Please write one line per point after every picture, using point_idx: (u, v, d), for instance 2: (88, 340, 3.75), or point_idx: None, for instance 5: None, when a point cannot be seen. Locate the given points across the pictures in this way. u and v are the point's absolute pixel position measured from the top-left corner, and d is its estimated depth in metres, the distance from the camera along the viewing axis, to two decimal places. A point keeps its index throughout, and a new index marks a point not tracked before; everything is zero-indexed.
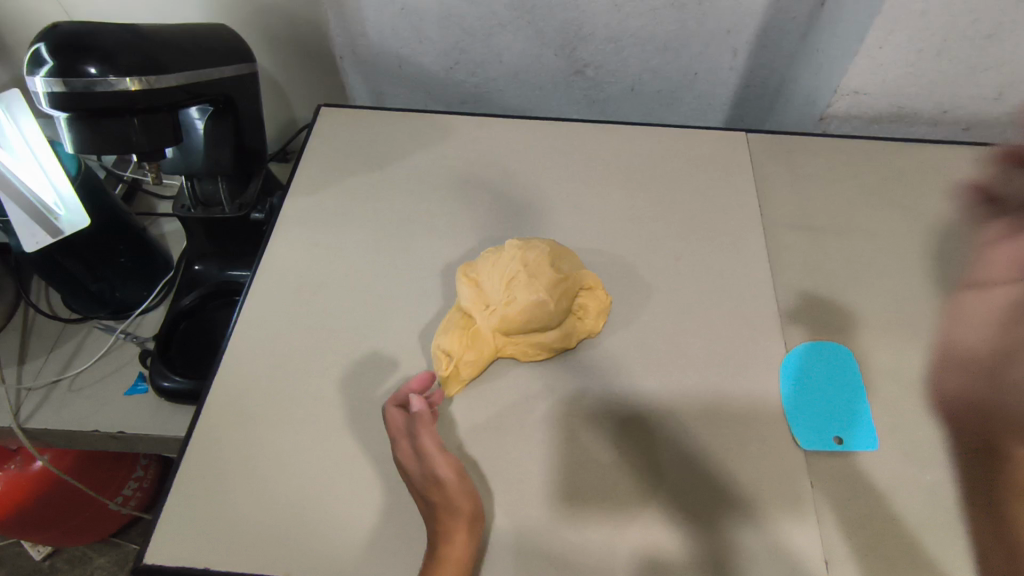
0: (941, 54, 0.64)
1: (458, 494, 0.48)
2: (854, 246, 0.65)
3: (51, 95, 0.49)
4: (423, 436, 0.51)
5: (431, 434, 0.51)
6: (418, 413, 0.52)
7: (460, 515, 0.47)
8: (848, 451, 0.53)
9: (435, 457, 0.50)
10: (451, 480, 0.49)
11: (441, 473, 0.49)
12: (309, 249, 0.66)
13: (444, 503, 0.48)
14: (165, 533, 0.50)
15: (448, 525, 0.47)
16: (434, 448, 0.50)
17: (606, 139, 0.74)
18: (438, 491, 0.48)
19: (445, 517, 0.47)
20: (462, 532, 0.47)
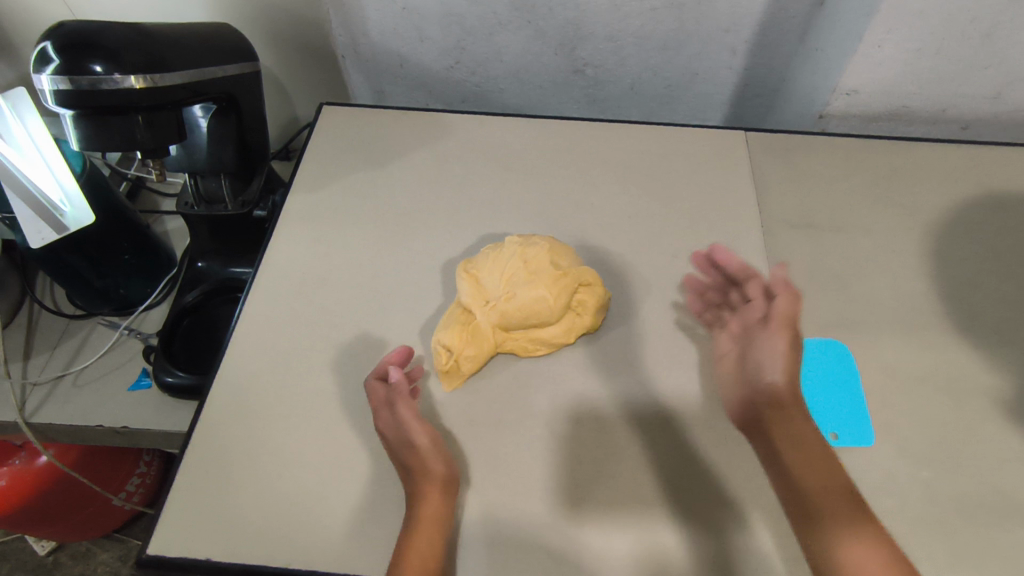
0: (939, 53, 0.64)
1: (432, 458, 0.50)
2: (852, 243, 0.66)
3: (58, 93, 0.50)
4: (398, 404, 0.52)
5: (406, 403, 0.52)
6: (395, 385, 0.53)
7: (434, 479, 0.49)
8: (846, 446, 0.53)
9: (410, 424, 0.51)
10: (425, 445, 0.50)
11: (416, 438, 0.50)
12: (311, 246, 0.67)
13: (418, 468, 0.49)
14: (169, 525, 0.50)
15: (421, 487, 0.48)
16: (409, 416, 0.52)
17: (606, 138, 0.75)
18: (413, 456, 0.50)
19: (419, 481, 0.48)
20: (434, 495, 0.48)
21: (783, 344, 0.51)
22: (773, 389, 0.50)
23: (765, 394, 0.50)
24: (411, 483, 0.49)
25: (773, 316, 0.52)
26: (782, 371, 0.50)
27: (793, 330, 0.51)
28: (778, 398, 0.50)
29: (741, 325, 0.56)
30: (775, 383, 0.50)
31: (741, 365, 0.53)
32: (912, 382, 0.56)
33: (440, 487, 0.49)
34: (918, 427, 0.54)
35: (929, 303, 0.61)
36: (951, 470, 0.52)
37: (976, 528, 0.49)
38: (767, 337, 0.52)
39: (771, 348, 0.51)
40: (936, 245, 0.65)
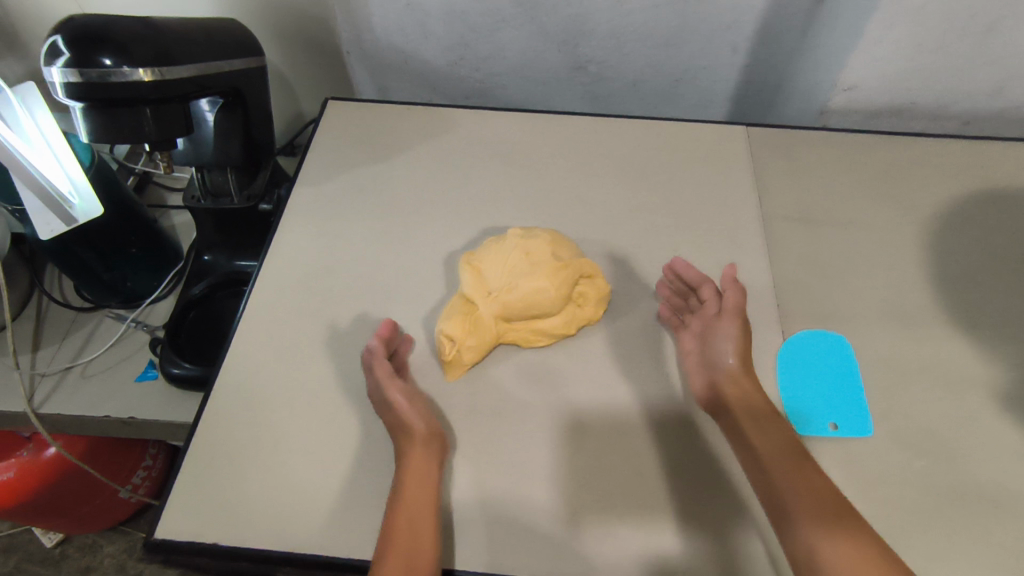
0: (940, 48, 0.64)
1: (412, 416, 0.52)
2: (852, 237, 0.66)
3: (68, 85, 0.50)
4: (375, 367, 0.55)
5: (383, 366, 0.55)
6: (374, 350, 0.56)
7: (415, 437, 0.51)
8: (844, 437, 0.53)
9: (387, 386, 0.53)
10: (401, 403, 0.52)
11: (392, 398, 0.53)
12: (315, 239, 0.68)
13: (401, 428, 0.51)
14: (176, 511, 0.51)
15: (404, 445, 0.50)
16: (386, 378, 0.54)
17: (608, 133, 0.75)
18: (394, 416, 0.52)
19: (403, 440, 0.51)
20: (417, 451, 0.50)
21: (735, 330, 0.55)
22: (733, 373, 0.53)
23: (728, 379, 0.53)
24: (398, 444, 0.51)
25: (726, 309, 0.56)
26: (735, 355, 0.54)
27: (742, 318, 0.56)
28: (738, 378, 0.53)
29: (700, 323, 0.58)
30: (731, 367, 0.54)
31: (702, 358, 0.56)
32: (911, 373, 0.57)
33: (421, 444, 0.50)
34: (916, 418, 0.54)
35: (928, 297, 0.62)
36: (947, 462, 0.52)
37: (972, 518, 0.50)
38: (726, 327, 0.55)
39: (725, 336, 0.55)
40: (935, 239, 0.66)
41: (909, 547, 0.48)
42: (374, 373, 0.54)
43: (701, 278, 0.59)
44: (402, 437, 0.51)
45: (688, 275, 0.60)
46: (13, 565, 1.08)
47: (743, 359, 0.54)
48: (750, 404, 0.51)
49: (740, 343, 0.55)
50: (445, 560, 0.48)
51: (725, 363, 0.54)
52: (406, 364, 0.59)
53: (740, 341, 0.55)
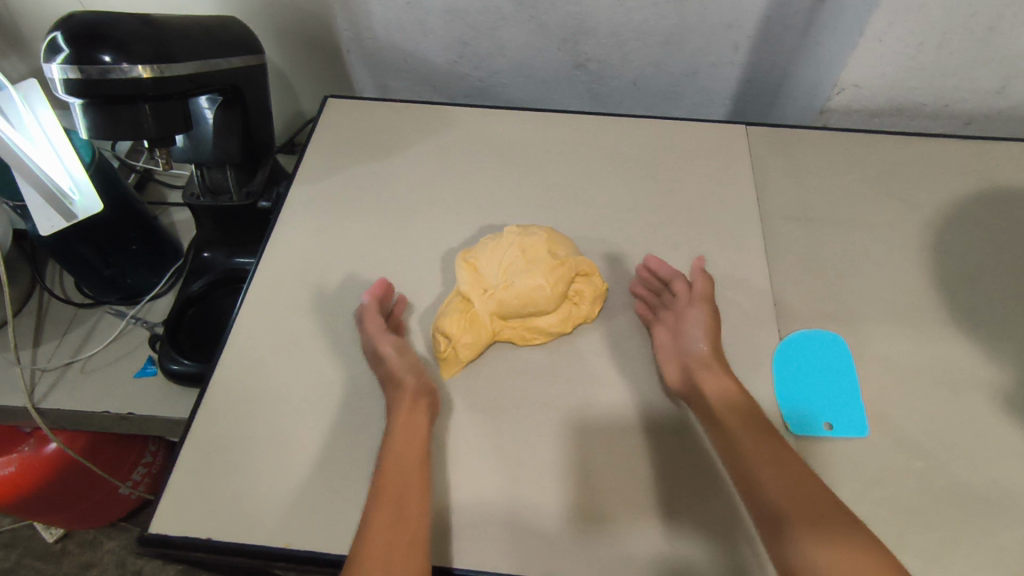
0: (941, 47, 0.64)
1: (401, 369, 0.55)
2: (851, 236, 0.66)
3: (67, 81, 0.51)
4: (368, 322, 0.58)
5: (375, 321, 0.58)
6: (366, 306, 0.59)
7: (403, 389, 0.53)
8: (839, 438, 0.53)
9: (377, 339, 0.57)
10: (392, 357, 0.56)
11: (384, 351, 0.56)
12: (313, 236, 0.68)
13: (393, 380, 0.54)
14: (170, 506, 0.52)
15: (395, 398, 0.53)
16: (378, 333, 0.57)
17: (607, 131, 0.75)
18: (387, 368, 0.55)
19: (392, 390, 0.54)
20: (406, 404, 0.52)
21: (706, 316, 0.57)
22: (704, 357, 0.54)
23: (700, 364, 0.54)
24: (387, 394, 0.54)
25: (695, 296, 0.58)
26: (706, 340, 0.55)
27: (711, 305, 0.58)
28: (706, 360, 0.54)
29: (671, 314, 0.58)
30: (703, 352, 0.55)
31: (674, 345, 0.56)
32: (909, 373, 0.56)
33: (410, 396, 0.53)
34: (913, 419, 0.54)
35: (926, 297, 0.61)
36: (943, 463, 0.52)
37: (968, 519, 0.49)
38: (695, 313, 0.57)
39: (696, 322, 0.56)
40: (935, 239, 0.65)
41: (905, 548, 0.48)
42: (365, 328, 0.57)
43: (674, 274, 0.61)
44: (394, 390, 0.54)
45: (660, 271, 0.61)
46: (14, 560, 1.08)
47: (714, 344, 0.55)
48: (719, 379, 0.53)
49: (709, 327, 0.56)
50: (436, 556, 0.48)
51: (696, 348, 0.55)
52: (402, 322, 0.61)
53: (710, 327, 0.56)
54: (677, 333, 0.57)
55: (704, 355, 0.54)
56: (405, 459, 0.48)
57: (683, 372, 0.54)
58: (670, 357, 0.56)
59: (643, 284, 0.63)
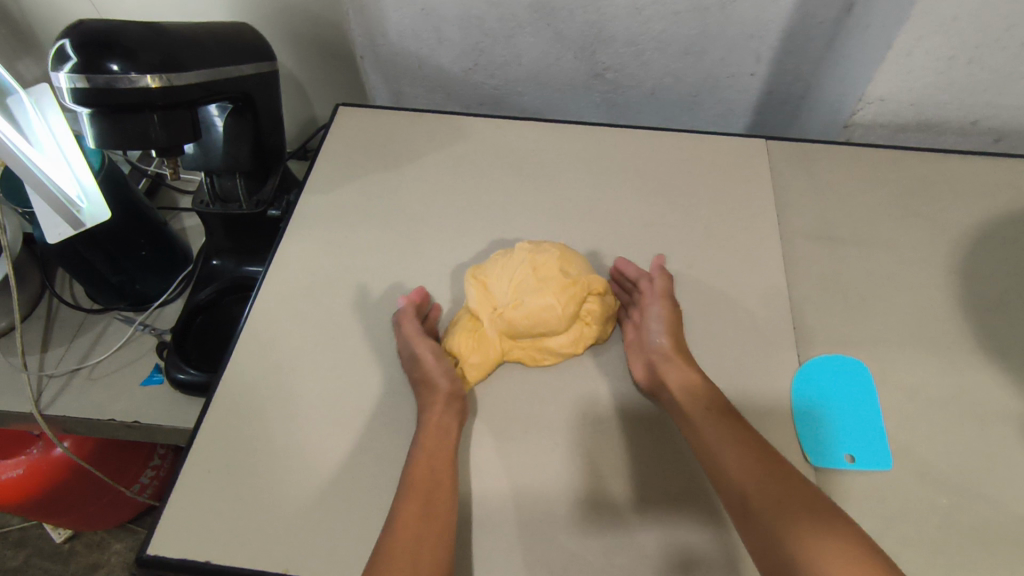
0: (973, 62, 0.61)
1: (436, 373, 0.54)
2: (876, 257, 0.63)
3: (75, 90, 0.50)
4: (405, 322, 0.58)
5: (412, 322, 0.58)
6: (405, 307, 0.59)
7: (437, 391, 0.53)
8: (860, 470, 0.51)
9: (415, 341, 0.56)
10: (428, 358, 0.55)
11: (422, 354, 0.55)
12: (322, 247, 0.67)
13: (426, 383, 0.54)
14: (170, 525, 0.50)
15: (427, 401, 0.53)
16: (415, 335, 0.56)
17: (623, 143, 0.73)
18: (420, 370, 0.55)
19: (425, 393, 0.53)
20: (439, 407, 0.52)
21: (664, 310, 0.57)
22: (665, 350, 0.54)
23: (661, 357, 0.54)
24: (420, 397, 0.54)
25: (652, 291, 0.58)
26: (665, 333, 0.56)
27: (670, 300, 0.58)
28: (666, 353, 0.54)
29: (637, 313, 0.59)
30: (663, 345, 0.55)
31: (640, 342, 0.57)
32: (935, 404, 0.54)
33: (443, 400, 0.52)
34: (940, 452, 0.52)
35: (953, 323, 0.59)
36: (971, 500, 0.50)
37: (999, 561, 0.47)
38: (653, 306, 0.57)
39: (656, 316, 0.57)
40: (963, 261, 0.63)
41: None
42: (403, 331, 0.57)
43: (639, 272, 0.61)
44: (426, 393, 0.53)
45: (626, 272, 0.62)
46: (23, 560, 1.09)
47: (675, 337, 0.55)
48: (680, 371, 0.53)
49: (668, 320, 0.56)
50: None
51: (657, 343, 0.55)
52: (435, 329, 0.60)
53: (670, 320, 0.56)
54: (641, 331, 0.58)
55: (663, 347, 0.55)
56: (410, 483, 0.47)
57: (646, 367, 0.55)
58: (635, 354, 0.57)
59: (615, 287, 0.64)
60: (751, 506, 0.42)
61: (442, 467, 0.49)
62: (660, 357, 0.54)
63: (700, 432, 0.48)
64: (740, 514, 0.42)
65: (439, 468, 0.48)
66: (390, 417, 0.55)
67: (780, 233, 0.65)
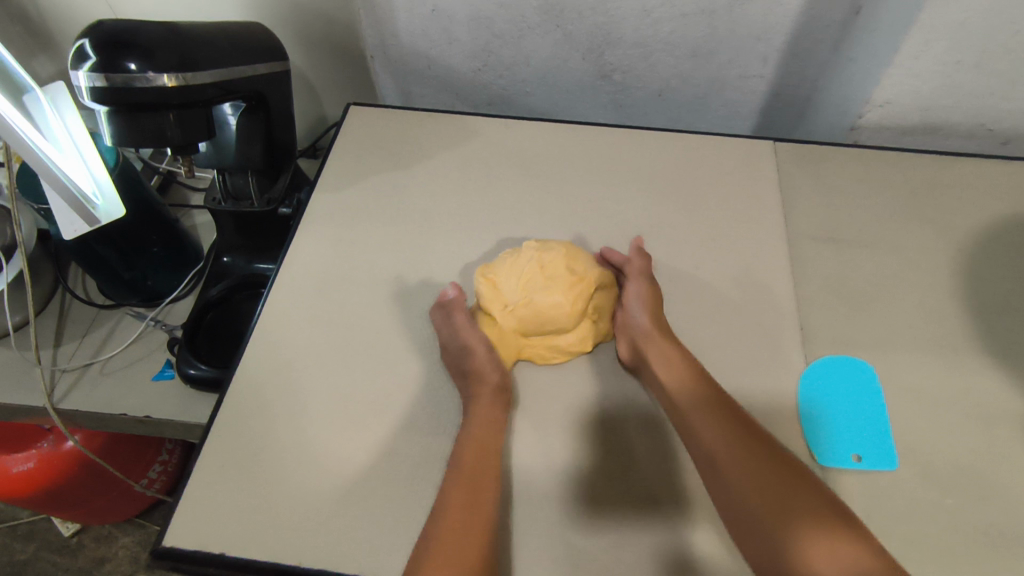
0: (980, 66, 0.62)
1: (486, 366, 0.56)
2: (882, 260, 0.64)
3: (94, 89, 0.51)
4: (456, 313, 0.59)
5: (462, 314, 0.59)
6: (453, 298, 0.60)
7: (488, 384, 0.55)
8: (866, 470, 0.51)
9: (468, 333, 0.57)
10: (480, 352, 0.56)
11: (473, 346, 0.56)
12: (332, 244, 0.67)
13: (475, 375, 0.55)
14: (185, 517, 0.51)
15: (476, 392, 0.54)
16: (466, 328, 0.58)
17: (631, 144, 0.74)
18: (470, 362, 0.56)
19: (476, 384, 0.55)
20: (487, 400, 0.54)
21: (642, 289, 0.59)
22: (645, 328, 0.57)
23: (642, 335, 0.57)
24: (468, 388, 0.55)
25: (630, 273, 0.61)
26: (645, 311, 0.58)
27: (649, 280, 0.60)
28: (645, 329, 0.57)
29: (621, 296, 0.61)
30: (644, 323, 0.57)
31: (623, 323, 0.59)
32: (940, 405, 0.55)
33: (493, 392, 0.54)
34: (944, 452, 0.52)
35: (959, 324, 0.59)
36: (975, 501, 0.50)
37: (1003, 560, 0.48)
38: (633, 287, 0.60)
39: (636, 296, 0.59)
40: (969, 263, 0.63)
41: None
42: (455, 324, 0.58)
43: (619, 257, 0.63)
44: (475, 385, 0.55)
45: (610, 259, 0.64)
46: (32, 552, 1.10)
47: (654, 314, 0.57)
48: (660, 345, 0.55)
49: (647, 299, 0.58)
50: None
51: (637, 321, 0.58)
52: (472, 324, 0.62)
53: (649, 298, 0.58)
54: (625, 312, 0.60)
55: (643, 324, 0.57)
56: None
57: (630, 346, 0.57)
58: (620, 335, 0.59)
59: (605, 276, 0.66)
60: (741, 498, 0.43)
61: (492, 456, 0.50)
62: (641, 335, 0.57)
63: (687, 421, 0.49)
64: (728, 507, 0.44)
65: (486, 456, 0.49)
66: (401, 414, 0.56)
67: (786, 235, 0.66)
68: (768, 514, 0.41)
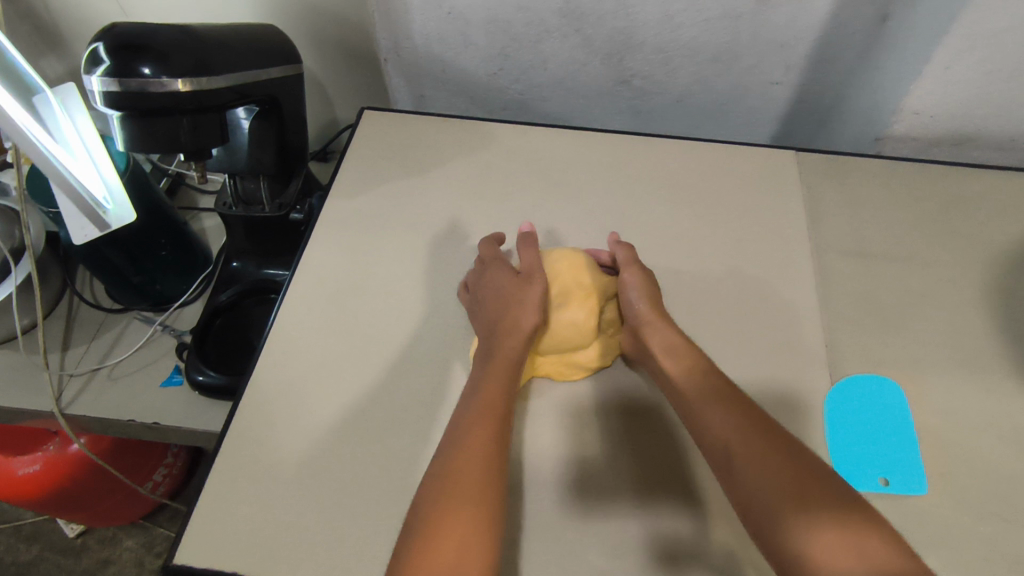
0: (1014, 77, 0.61)
1: (533, 304, 0.54)
2: (910, 275, 0.62)
3: (107, 93, 0.50)
4: (526, 248, 0.59)
5: (531, 249, 0.59)
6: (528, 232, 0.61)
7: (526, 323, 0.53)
8: (896, 495, 0.50)
9: (532, 265, 0.57)
10: (535, 286, 0.55)
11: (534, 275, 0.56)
12: (347, 252, 0.66)
13: (516, 309, 0.54)
14: (196, 534, 0.50)
15: (508, 333, 0.52)
16: (534, 260, 0.58)
17: (651, 152, 0.73)
18: (521, 295, 0.55)
19: (515, 317, 0.53)
20: (511, 351, 0.51)
21: (637, 277, 0.57)
22: (644, 314, 0.55)
23: (642, 323, 0.55)
24: (503, 325, 0.53)
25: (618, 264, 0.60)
26: (643, 299, 0.56)
27: (642, 268, 0.59)
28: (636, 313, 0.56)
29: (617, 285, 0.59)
30: (642, 310, 0.56)
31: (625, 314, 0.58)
32: (973, 427, 0.53)
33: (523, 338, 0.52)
34: (978, 477, 0.51)
35: (990, 344, 0.58)
36: (1011, 529, 0.49)
37: None
38: (626, 274, 0.58)
39: (633, 285, 0.57)
40: (1000, 280, 0.62)
41: None
42: (527, 254, 0.58)
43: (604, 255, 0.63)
44: (514, 316, 0.54)
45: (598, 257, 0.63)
46: (36, 554, 1.09)
47: (652, 301, 0.56)
48: (663, 332, 0.53)
49: (642, 287, 0.57)
50: None
51: (634, 310, 0.56)
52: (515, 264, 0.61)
53: (645, 286, 0.57)
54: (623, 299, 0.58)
55: (642, 310, 0.55)
56: None
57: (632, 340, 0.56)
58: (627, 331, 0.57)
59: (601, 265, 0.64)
60: (763, 486, 0.40)
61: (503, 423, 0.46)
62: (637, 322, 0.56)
63: (698, 413, 0.46)
64: (748, 506, 0.40)
65: None
66: (416, 429, 0.55)
67: (810, 248, 0.64)
68: (794, 502, 0.38)
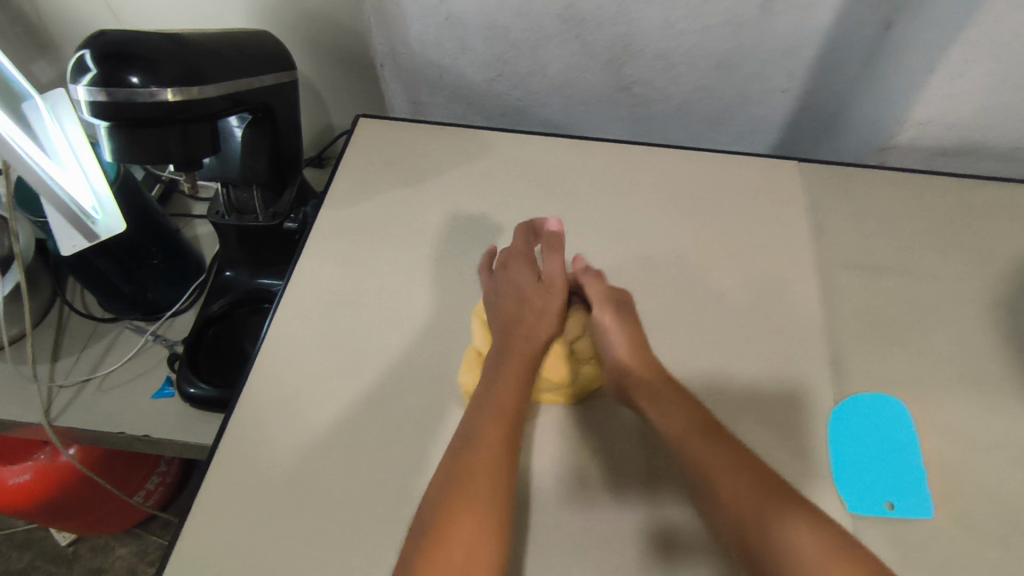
0: None
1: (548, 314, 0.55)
2: (915, 290, 0.61)
3: (94, 103, 0.48)
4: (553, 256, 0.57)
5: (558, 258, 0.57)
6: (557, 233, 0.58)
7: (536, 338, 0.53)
8: (901, 519, 0.49)
9: (552, 272, 0.57)
10: (554, 298, 0.56)
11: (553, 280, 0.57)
12: (342, 264, 0.65)
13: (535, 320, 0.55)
14: (183, 554, 0.49)
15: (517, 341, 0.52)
16: (557, 269, 0.57)
17: (651, 161, 0.71)
18: (534, 308, 0.55)
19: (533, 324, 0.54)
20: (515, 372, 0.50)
21: (614, 323, 0.54)
22: (629, 370, 0.51)
23: (626, 376, 0.51)
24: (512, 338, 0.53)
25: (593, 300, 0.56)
26: (627, 350, 0.52)
27: (617, 305, 0.55)
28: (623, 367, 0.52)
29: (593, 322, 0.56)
30: (625, 360, 0.52)
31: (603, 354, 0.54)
32: (980, 447, 0.52)
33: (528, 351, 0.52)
34: (985, 499, 0.50)
35: (997, 361, 0.57)
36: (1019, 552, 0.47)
37: None
38: (603, 314, 0.54)
39: (612, 327, 0.54)
40: (1006, 295, 0.61)
41: None
42: (549, 261, 0.57)
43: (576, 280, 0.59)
44: (526, 327, 0.54)
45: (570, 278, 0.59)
46: (27, 562, 1.08)
47: (637, 353, 0.52)
48: (657, 393, 0.50)
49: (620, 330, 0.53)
50: None
51: (616, 359, 0.52)
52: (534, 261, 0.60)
53: (623, 329, 0.53)
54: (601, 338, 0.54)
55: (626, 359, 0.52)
56: None
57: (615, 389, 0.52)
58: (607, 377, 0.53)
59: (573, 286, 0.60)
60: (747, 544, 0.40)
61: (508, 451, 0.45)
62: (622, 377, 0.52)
63: (693, 457, 0.45)
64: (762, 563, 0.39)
65: None
66: (410, 446, 0.53)
67: (813, 261, 0.63)
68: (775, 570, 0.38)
